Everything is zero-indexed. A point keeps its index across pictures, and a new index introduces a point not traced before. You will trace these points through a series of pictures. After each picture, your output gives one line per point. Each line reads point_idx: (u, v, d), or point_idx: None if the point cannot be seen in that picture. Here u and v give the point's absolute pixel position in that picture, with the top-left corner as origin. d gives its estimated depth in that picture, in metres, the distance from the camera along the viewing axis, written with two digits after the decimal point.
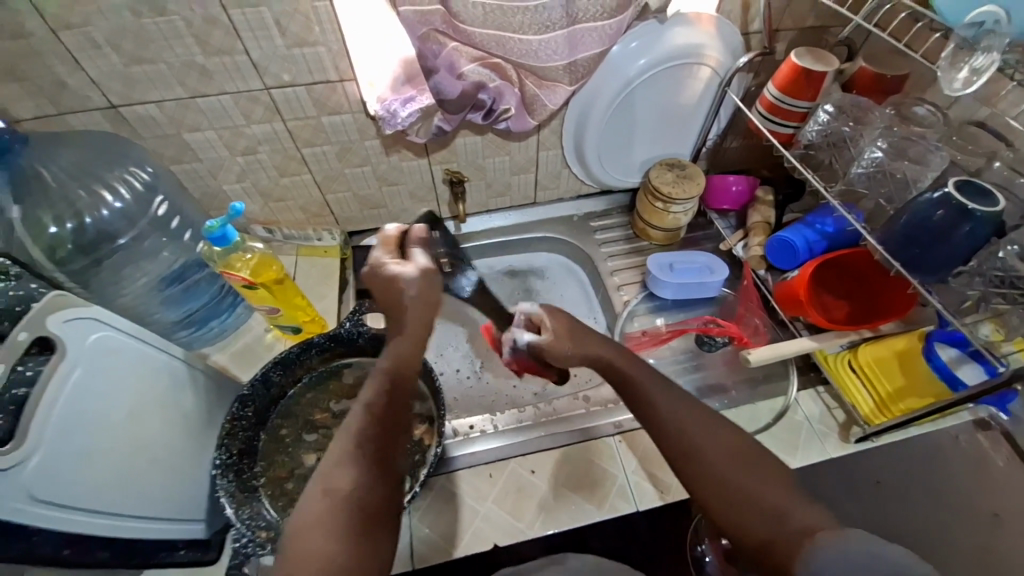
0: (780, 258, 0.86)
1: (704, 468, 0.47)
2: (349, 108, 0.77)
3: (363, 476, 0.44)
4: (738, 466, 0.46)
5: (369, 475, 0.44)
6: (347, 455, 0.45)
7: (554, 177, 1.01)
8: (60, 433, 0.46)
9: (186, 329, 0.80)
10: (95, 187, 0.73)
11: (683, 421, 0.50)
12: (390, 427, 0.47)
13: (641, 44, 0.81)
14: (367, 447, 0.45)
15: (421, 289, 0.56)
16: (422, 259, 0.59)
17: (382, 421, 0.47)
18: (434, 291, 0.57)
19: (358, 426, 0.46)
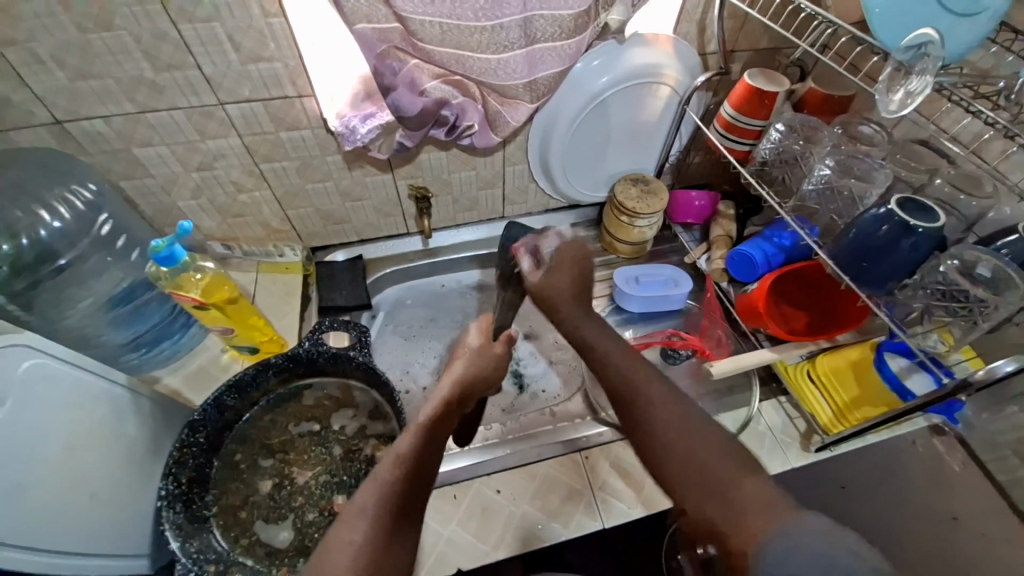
0: (739, 270, 0.89)
1: (671, 453, 0.45)
2: (309, 123, 0.76)
3: (382, 530, 0.42)
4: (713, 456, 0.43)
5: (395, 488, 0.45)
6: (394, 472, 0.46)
7: (521, 192, 1.01)
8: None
9: (136, 351, 0.77)
10: (32, 205, 0.69)
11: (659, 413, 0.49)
12: (416, 480, 0.47)
13: (602, 62, 0.82)
14: (391, 501, 0.44)
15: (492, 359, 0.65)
16: (529, 267, 0.72)
17: (410, 472, 0.47)
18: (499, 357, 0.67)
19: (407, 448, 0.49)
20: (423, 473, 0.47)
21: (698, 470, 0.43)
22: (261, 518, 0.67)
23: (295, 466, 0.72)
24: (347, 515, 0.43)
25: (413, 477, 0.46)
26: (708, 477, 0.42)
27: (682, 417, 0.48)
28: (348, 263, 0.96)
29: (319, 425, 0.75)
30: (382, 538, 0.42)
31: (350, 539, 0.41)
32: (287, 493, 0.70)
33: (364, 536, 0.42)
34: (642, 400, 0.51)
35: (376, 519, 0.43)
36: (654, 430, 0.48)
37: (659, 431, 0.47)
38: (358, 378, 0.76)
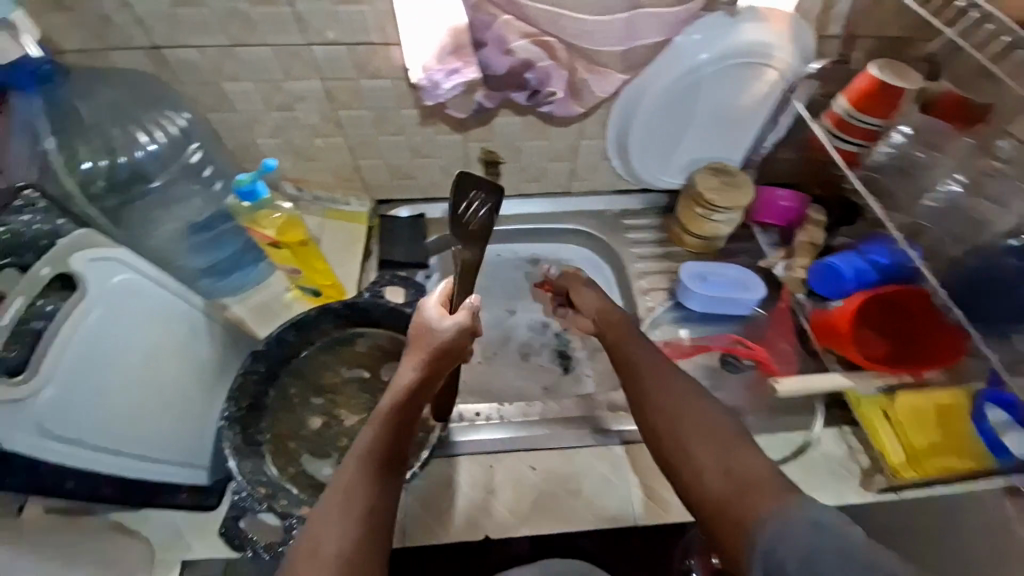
0: (823, 283, 0.84)
1: (696, 445, 0.53)
2: (390, 73, 0.75)
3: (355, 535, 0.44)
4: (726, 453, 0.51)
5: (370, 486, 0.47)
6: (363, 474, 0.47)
7: (592, 169, 0.96)
8: (75, 369, 0.47)
9: (210, 277, 0.81)
10: (130, 127, 0.72)
11: (679, 409, 0.56)
12: (382, 486, 0.47)
13: (705, 37, 0.75)
14: (371, 502, 0.46)
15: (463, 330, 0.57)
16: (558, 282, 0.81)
17: (375, 475, 0.47)
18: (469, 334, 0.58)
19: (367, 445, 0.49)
20: (388, 474, 0.48)
21: (721, 450, 0.52)
22: (307, 451, 0.69)
23: (342, 408, 0.73)
24: (327, 511, 0.45)
25: (382, 480, 0.48)
26: (735, 472, 0.49)
27: (711, 421, 0.54)
28: (411, 220, 0.95)
29: (369, 373, 0.76)
30: (355, 546, 0.44)
31: (314, 545, 0.44)
32: (334, 432, 0.71)
33: (337, 545, 0.44)
34: (650, 388, 0.59)
35: (362, 519, 0.45)
36: (676, 432, 0.54)
37: (684, 431, 0.54)
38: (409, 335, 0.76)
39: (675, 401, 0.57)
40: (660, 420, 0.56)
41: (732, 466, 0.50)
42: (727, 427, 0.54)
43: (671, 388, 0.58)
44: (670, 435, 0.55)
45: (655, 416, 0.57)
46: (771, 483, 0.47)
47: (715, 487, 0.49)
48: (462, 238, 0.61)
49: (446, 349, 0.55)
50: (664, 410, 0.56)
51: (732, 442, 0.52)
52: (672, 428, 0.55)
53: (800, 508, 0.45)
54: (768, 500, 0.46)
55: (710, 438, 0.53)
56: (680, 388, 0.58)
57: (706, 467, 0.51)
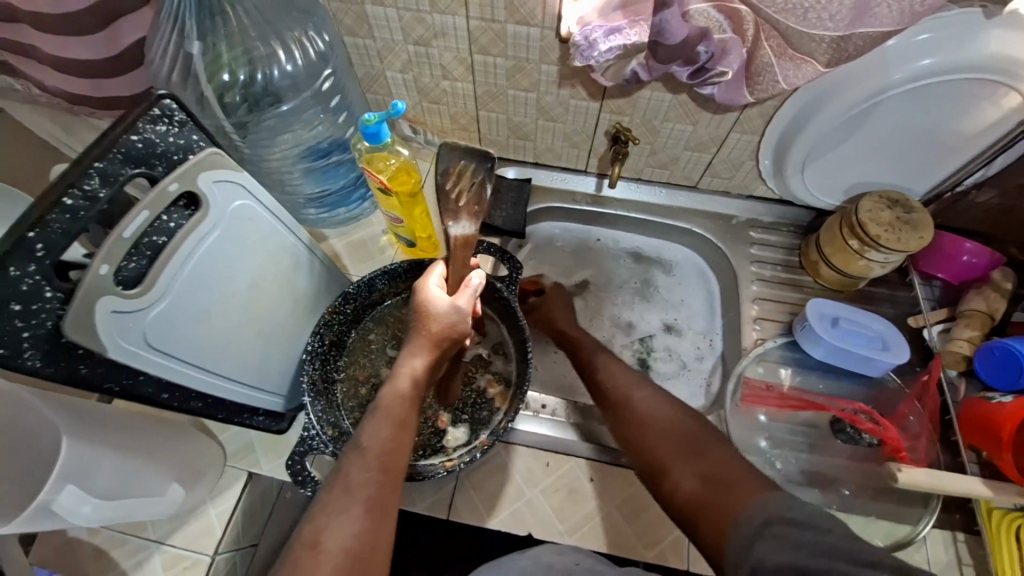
0: (988, 370, 0.67)
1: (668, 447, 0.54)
2: (540, 21, 0.66)
3: (359, 527, 0.44)
4: (696, 450, 0.52)
5: (370, 477, 0.47)
6: (360, 462, 0.47)
7: (732, 167, 0.83)
8: (185, 290, 0.48)
9: (316, 207, 0.82)
10: (273, 42, 0.68)
11: (654, 420, 0.58)
12: (382, 478, 0.47)
13: (937, 37, 0.59)
14: (373, 492, 0.46)
15: (454, 321, 0.57)
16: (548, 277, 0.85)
17: (376, 475, 0.47)
18: (461, 323, 0.57)
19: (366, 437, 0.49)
20: (393, 463, 0.49)
21: (690, 448, 0.53)
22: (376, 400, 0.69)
23: None
24: (333, 504, 0.45)
25: (382, 477, 0.47)
26: (708, 471, 0.49)
27: (680, 424, 0.56)
28: (517, 183, 0.90)
29: None
30: (359, 535, 0.44)
31: (315, 537, 0.43)
32: None
33: (345, 535, 0.43)
34: (627, 410, 0.61)
35: (369, 506, 0.45)
36: (654, 439, 0.56)
37: (660, 439, 0.55)
38: (493, 308, 0.74)
39: (649, 412, 0.59)
40: (637, 428, 0.58)
41: (706, 464, 0.50)
42: (695, 426, 0.56)
43: (643, 403, 0.60)
44: (647, 441, 0.56)
45: (631, 423, 0.59)
46: (749, 480, 0.47)
47: (690, 488, 0.49)
48: (450, 213, 0.61)
49: (446, 334, 0.56)
50: (641, 424, 0.58)
51: (706, 443, 0.53)
52: (648, 439, 0.56)
53: (770, 500, 0.44)
54: (746, 497, 0.45)
55: (684, 440, 0.54)
56: (650, 404, 0.60)
57: (683, 471, 0.51)
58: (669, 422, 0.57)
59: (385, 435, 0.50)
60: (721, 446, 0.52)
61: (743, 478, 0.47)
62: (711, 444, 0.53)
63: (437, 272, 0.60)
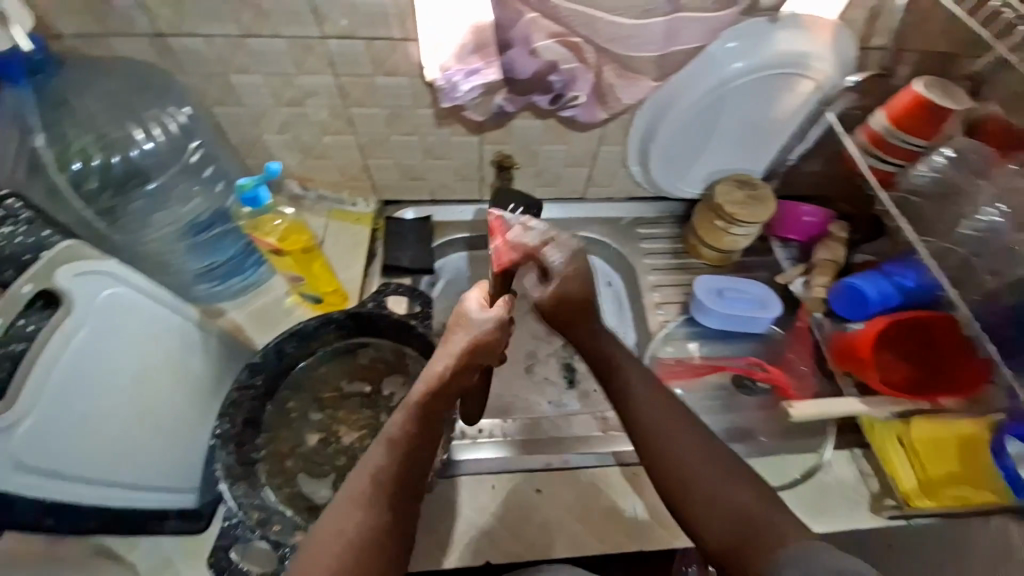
0: (846, 307, 0.80)
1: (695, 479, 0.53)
2: (407, 71, 0.70)
3: (373, 519, 0.46)
4: (724, 486, 0.52)
5: (367, 519, 0.46)
6: (360, 501, 0.47)
7: (610, 175, 0.92)
8: (60, 394, 0.45)
9: (207, 281, 0.76)
10: (128, 122, 0.67)
11: (683, 448, 0.55)
12: (386, 515, 0.47)
13: (741, 44, 0.70)
14: (374, 527, 0.46)
15: (477, 334, 0.55)
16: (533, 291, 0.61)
17: (395, 471, 0.49)
18: (495, 339, 0.55)
19: (373, 467, 0.49)
20: (415, 455, 0.50)
21: (719, 485, 0.52)
22: (304, 471, 0.67)
23: (342, 425, 0.72)
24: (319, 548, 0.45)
25: (399, 472, 0.49)
26: (732, 505, 0.50)
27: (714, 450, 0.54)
28: (418, 223, 0.93)
29: (370, 388, 0.74)
30: (372, 525, 0.46)
31: (341, 527, 0.46)
32: (332, 451, 0.70)
33: (360, 524, 0.46)
34: (648, 424, 0.57)
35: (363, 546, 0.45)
36: (686, 460, 0.53)
37: (688, 471, 0.53)
38: (415, 347, 0.74)
39: (676, 423, 0.56)
40: (662, 441, 0.55)
41: (734, 492, 0.51)
42: (723, 456, 0.54)
43: (668, 414, 0.57)
44: (675, 470, 0.54)
45: (657, 429, 0.56)
46: (786, 523, 0.48)
47: (721, 534, 0.50)
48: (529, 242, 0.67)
49: (475, 343, 0.54)
50: (664, 446, 0.55)
51: (735, 483, 0.52)
52: (676, 468, 0.54)
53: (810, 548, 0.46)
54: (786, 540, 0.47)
55: (710, 474, 0.53)
56: (675, 413, 0.57)
57: (710, 491, 0.51)
58: (698, 452, 0.54)
59: (410, 430, 0.50)
60: (748, 486, 0.51)
61: (775, 529, 0.48)
62: (739, 483, 0.52)
63: (476, 290, 0.60)
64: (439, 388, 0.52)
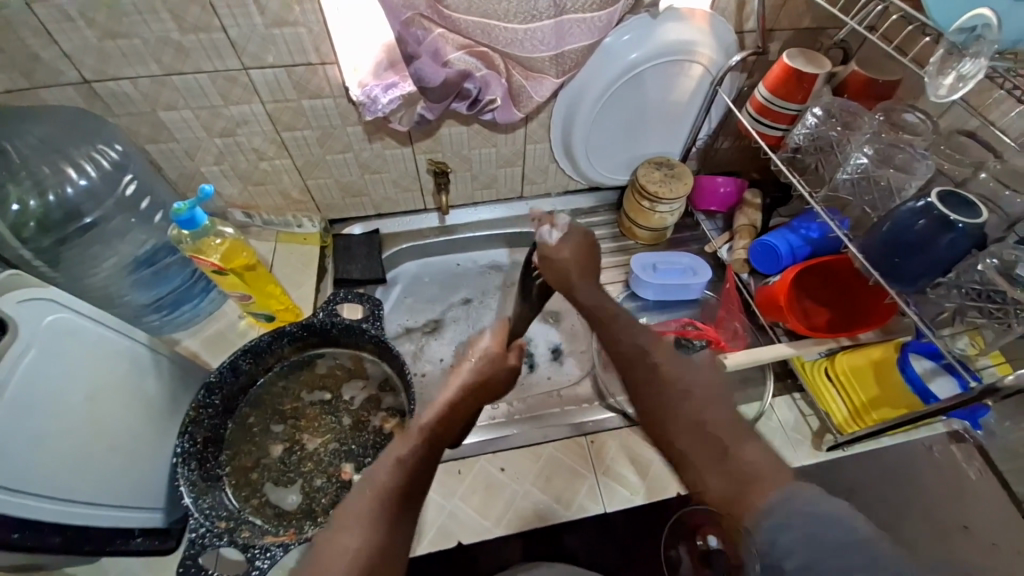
0: (761, 261, 0.86)
1: (668, 405, 0.43)
2: (331, 92, 0.75)
3: (376, 541, 0.42)
4: (704, 414, 0.41)
5: (372, 540, 0.42)
6: (375, 519, 0.43)
7: (541, 171, 0.98)
8: (18, 409, 0.47)
9: (157, 313, 0.81)
10: (61, 163, 0.72)
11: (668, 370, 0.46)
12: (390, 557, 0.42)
13: (633, 36, 0.78)
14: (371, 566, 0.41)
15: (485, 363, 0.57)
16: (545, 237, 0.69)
17: (401, 491, 0.45)
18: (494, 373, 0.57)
19: (385, 480, 0.45)
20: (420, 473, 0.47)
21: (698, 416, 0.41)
22: (271, 481, 0.70)
23: (306, 432, 0.74)
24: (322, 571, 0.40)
25: (402, 500, 0.45)
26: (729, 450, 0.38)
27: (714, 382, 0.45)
28: (366, 237, 0.97)
29: (330, 394, 0.77)
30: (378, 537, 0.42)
31: (348, 542, 0.42)
32: (297, 458, 0.72)
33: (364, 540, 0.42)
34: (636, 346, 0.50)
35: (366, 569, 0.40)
36: (666, 406, 0.43)
37: (674, 397, 0.43)
38: (370, 351, 0.77)
39: (679, 365, 0.46)
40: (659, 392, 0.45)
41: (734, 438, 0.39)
42: (701, 382, 0.44)
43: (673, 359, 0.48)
44: (654, 403, 0.44)
45: (647, 377, 0.46)
46: (770, 466, 0.36)
47: (710, 478, 0.38)
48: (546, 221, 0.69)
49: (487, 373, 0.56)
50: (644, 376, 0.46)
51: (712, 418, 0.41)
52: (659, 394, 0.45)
53: (792, 491, 0.34)
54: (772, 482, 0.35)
55: (695, 405, 0.42)
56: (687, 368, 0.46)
57: (696, 440, 0.40)
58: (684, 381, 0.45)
59: (416, 458, 0.48)
60: (729, 417, 0.41)
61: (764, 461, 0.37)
62: (724, 412, 0.41)
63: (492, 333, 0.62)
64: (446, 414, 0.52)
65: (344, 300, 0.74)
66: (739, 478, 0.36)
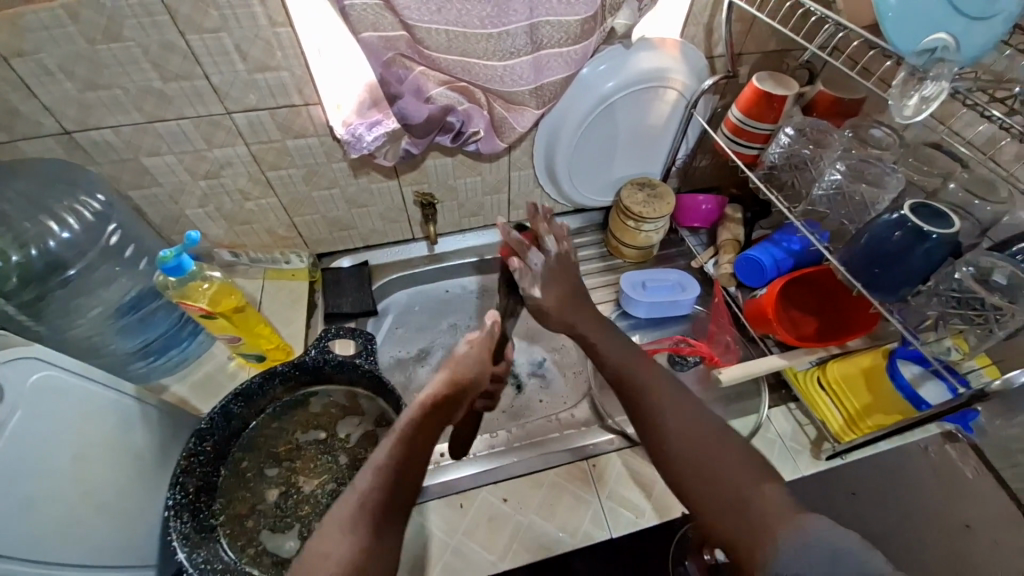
0: (747, 275, 0.88)
1: (682, 447, 0.48)
2: (315, 131, 0.76)
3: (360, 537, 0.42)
4: (713, 450, 0.46)
5: (361, 540, 0.42)
6: (358, 516, 0.44)
7: (527, 196, 1.00)
8: (4, 475, 0.45)
9: (144, 359, 0.80)
10: (41, 217, 0.71)
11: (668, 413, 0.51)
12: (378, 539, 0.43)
13: (609, 67, 0.81)
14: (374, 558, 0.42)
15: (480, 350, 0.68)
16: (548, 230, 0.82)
17: (392, 471, 0.48)
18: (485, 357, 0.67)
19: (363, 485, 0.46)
20: (406, 480, 0.48)
21: (702, 463, 0.46)
22: (267, 527, 0.70)
23: (301, 475, 0.75)
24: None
25: (382, 504, 0.45)
26: (731, 488, 0.43)
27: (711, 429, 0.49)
28: (354, 269, 0.97)
29: (325, 433, 0.78)
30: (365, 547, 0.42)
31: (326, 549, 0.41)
32: (293, 502, 0.72)
33: (345, 551, 0.41)
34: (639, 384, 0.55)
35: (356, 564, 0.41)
36: (681, 442, 0.48)
37: (696, 441, 0.48)
38: (364, 386, 0.76)
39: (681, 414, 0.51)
40: (669, 441, 0.49)
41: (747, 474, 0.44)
42: (703, 424, 0.49)
43: (669, 406, 0.52)
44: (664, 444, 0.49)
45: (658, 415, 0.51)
46: (774, 508, 0.40)
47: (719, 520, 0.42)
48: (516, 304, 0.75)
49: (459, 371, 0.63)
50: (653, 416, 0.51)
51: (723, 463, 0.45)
52: (677, 436, 0.49)
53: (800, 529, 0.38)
54: (784, 522, 0.39)
55: (700, 447, 0.47)
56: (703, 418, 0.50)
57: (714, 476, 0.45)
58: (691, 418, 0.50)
59: (400, 444, 0.50)
60: (737, 459, 0.45)
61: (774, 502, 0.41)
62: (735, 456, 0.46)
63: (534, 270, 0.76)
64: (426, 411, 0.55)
65: (339, 336, 0.75)
66: (750, 519, 0.40)
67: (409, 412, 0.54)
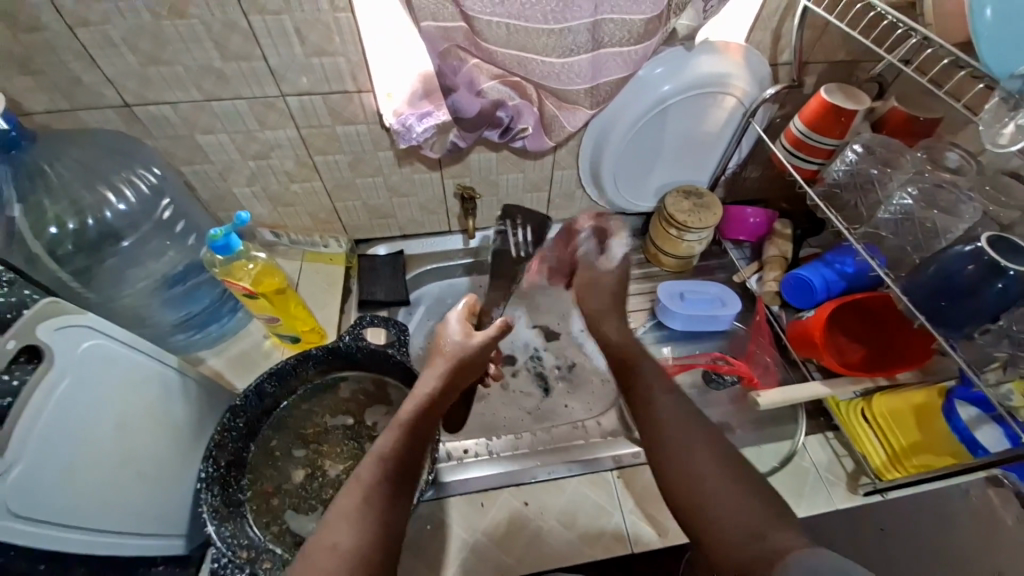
0: (795, 295, 0.85)
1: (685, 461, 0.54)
2: (364, 119, 0.76)
3: (366, 531, 0.48)
4: (712, 466, 0.53)
5: (360, 528, 0.48)
6: (357, 506, 0.50)
7: (567, 197, 0.98)
8: (51, 439, 0.47)
9: (185, 332, 0.82)
10: (99, 186, 0.73)
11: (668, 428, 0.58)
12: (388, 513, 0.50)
13: (665, 69, 0.78)
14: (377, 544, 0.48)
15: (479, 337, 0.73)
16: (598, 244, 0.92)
17: (395, 459, 0.55)
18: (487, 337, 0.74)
19: (367, 470, 0.53)
20: (404, 470, 0.54)
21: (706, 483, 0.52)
22: (291, 507, 0.69)
23: (327, 458, 0.74)
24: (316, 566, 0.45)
25: (386, 486, 0.52)
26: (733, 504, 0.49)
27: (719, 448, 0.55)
28: (390, 258, 0.97)
29: (352, 420, 0.76)
30: (365, 525, 0.48)
31: (333, 541, 0.47)
32: (318, 485, 0.71)
33: (351, 537, 0.47)
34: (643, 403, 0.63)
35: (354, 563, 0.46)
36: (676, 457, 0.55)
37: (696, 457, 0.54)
38: (393, 376, 0.77)
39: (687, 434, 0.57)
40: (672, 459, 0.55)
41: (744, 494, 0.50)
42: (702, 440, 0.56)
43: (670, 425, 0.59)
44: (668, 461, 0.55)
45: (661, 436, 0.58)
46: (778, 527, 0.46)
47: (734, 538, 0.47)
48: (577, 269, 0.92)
49: (464, 357, 0.69)
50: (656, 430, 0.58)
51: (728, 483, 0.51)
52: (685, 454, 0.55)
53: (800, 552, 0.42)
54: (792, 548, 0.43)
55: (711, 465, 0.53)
56: (699, 432, 0.57)
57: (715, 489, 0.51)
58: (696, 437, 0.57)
59: (395, 442, 0.56)
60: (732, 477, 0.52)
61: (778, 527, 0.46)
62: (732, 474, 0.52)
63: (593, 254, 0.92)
64: (427, 406, 0.61)
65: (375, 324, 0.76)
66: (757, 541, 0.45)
67: (409, 406, 0.61)
